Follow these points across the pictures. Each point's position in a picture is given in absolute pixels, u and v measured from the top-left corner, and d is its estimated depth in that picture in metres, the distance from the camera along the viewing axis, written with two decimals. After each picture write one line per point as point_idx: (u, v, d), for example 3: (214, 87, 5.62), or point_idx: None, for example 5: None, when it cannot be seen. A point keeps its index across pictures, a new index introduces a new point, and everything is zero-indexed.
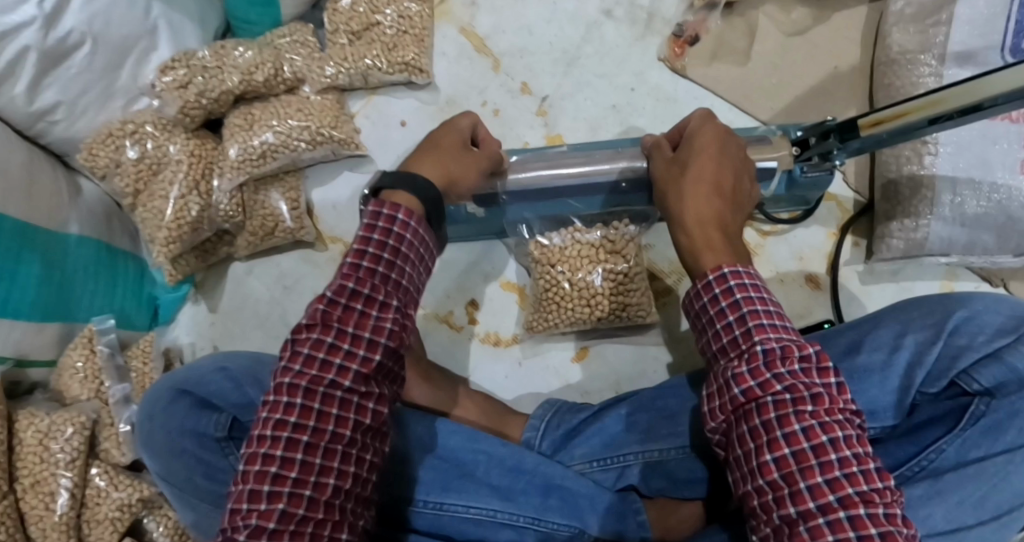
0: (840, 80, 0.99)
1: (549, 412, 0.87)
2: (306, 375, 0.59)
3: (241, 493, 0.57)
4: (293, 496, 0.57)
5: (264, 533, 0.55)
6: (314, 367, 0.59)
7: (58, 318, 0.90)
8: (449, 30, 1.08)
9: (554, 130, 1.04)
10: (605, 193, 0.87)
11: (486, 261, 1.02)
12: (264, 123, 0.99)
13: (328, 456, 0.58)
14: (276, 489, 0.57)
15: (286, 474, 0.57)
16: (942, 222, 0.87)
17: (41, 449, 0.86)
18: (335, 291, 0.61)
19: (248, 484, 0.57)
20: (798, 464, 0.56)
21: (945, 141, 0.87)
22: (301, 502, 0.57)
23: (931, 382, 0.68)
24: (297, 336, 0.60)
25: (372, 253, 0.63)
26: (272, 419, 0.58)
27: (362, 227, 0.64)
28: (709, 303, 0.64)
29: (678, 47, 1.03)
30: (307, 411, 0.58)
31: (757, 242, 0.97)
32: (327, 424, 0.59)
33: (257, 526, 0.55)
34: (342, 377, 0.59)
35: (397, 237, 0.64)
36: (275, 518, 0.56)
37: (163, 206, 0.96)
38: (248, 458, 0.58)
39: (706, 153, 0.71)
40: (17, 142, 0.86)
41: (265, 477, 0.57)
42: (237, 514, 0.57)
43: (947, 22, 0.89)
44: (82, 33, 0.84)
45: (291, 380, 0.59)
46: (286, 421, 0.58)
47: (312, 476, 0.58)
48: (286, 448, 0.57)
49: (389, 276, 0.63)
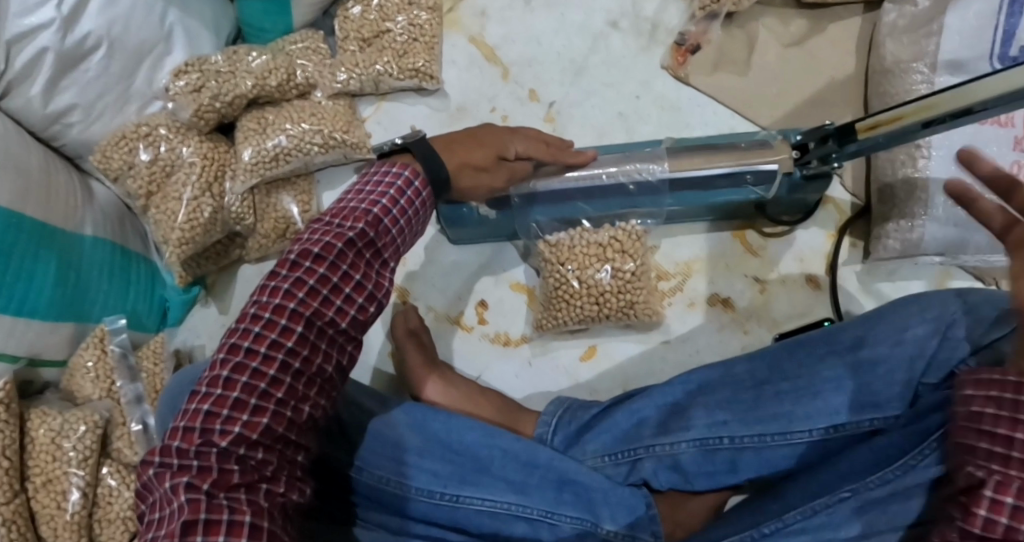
0: (837, 88, 1.03)
1: (561, 408, 0.89)
2: (311, 305, 0.62)
3: (225, 400, 0.59)
4: (275, 415, 0.61)
5: (244, 443, 0.60)
6: (316, 299, 0.63)
7: (73, 318, 0.90)
8: (458, 40, 1.11)
9: (563, 135, 1.07)
10: (616, 196, 0.92)
11: (495, 263, 1.04)
12: (278, 126, 1.01)
13: (310, 385, 0.64)
14: (262, 405, 0.60)
15: (274, 393, 0.61)
16: (936, 223, 0.90)
17: (53, 447, 0.86)
18: (356, 235, 0.65)
19: (233, 392, 0.60)
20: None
21: (937, 145, 0.91)
22: (280, 422, 0.62)
23: (934, 371, 0.72)
24: (304, 264, 0.63)
25: (394, 214, 0.68)
26: (267, 337, 0.61)
27: (394, 185, 0.69)
28: None
29: (681, 56, 1.06)
30: (305, 338, 0.62)
31: (759, 244, 1.01)
32: (318, 355, 0.64)
33: (241, 435, 0.59)
34: (341, 317, 0.65)
35: (415, 208, 0.71)
36: (259, 430, 0.60)
37: (176, 208, 0.96)
38: (234, 367, 0.60)
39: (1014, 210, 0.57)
40: (32, 144, 0.87)
41: (255, 391, 0.60)
42: (215, 417, 0.59)
43: (938, 32, 0.93)
44: (100, 36, 0.86)
45: (295, 306, 0.62)
46: (283, 343, 0.61)
47: (294, 401, 0.62)
48: (278, 369, 0.61)
49: (397, 239, 0.69)
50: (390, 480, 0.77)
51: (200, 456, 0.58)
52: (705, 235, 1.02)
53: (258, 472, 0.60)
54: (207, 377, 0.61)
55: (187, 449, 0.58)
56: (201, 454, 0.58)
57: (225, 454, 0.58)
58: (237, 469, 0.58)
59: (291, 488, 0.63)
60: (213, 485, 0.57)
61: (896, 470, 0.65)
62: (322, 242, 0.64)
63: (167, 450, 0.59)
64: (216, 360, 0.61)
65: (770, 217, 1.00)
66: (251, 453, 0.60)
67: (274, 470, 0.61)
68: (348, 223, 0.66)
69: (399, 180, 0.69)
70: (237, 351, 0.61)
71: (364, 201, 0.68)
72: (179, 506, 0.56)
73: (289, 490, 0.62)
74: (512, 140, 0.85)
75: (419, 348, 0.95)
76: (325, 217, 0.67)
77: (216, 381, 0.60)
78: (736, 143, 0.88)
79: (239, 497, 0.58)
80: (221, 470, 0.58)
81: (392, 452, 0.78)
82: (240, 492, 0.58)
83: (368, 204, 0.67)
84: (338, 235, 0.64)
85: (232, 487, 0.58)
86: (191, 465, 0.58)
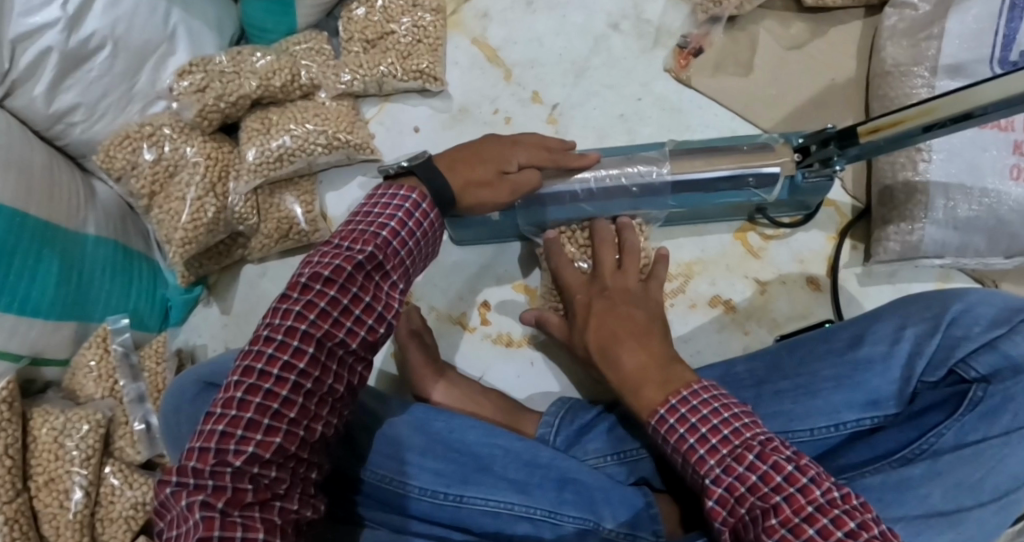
0: (837, 92, 1.04)
1: (562, 409, 0.90)
2: (322, 327, 0.64)
3: (239, 421, 0.62)
4: (288, 434, 0.63)
5: (257, 462, 0.61)
6: (327, 321, 0.65)
7: (76, 317, 0.90)
8: (461, 41, 1.12)
9: (565, 137, 1.07)
10: (620, 199, 0.93)
11: (498, 265, 1.04)
12: (282, 126, 1.01)
13: (322, 405, 0.65)
14: (274, 424, 0.62)
15: (286, 413, 0.63)
16: (935, 226, 0.91)
17: (55, 446, 0.86)
18: (365, 258, 0.67)
19: (246, 412, 0.62)
20: (793, 509, 0.60)
21: (937, 148, 0.91)
22: (293, 441, 0.63)
23: (932, 371, 0.72)
24: (315, 286, 0.65)
25: (402, 237, 0.70)
26: (279, 359, 0.63)
27: (401, 208, 0.71)
28: (666, 414, 0.68)
29: (682, 59, 1.07)
30: (316, 360, 0.64)
31: (760, 245, 1.02)
32: (328, 376, 0.66)
33: (254, 454, 0.61)
34: (352, 338, 0.67)
35: (423, 230, 0.72)
36: (272, 449, 0.62)
37: (180, 208, 0.97)
38: (247, 389, 0.63)
39: (618, 274, 0.90)
40: (36, 143, 0.87)
41: (267, 411, 0.62)
42: (230, 438, 0.61)
43: (938, 36, 0.94)
44: (104, 36, 0.86)
45: (306, 328, 0.64)
46: (295, 364, 0.64)
47: (307, 420, 0.64)
48: (290, 390, 0.63)
49: (405, 261, 0.71)
50: (392, 479, 0.78)
51: (215, 475, 0.60)
52: (706, 236, 1.03)
53: (271, 491, 0.62)
54: (221, 399, 0.63)
55: (203, 468, 0.60)
56: (216, 473, 0.60)
57: (239, 473, 0.60)
58: (250, 487, 0.60)
59: (304, 504, 0.64)
60: (227, 503, 0.59)
61: (894, 462, 0.68)
62: (332, 266, 0.66)
63: (183, 470, 0.61)
64: (230, 383, 0.63)
65: (771, 219, 1.01)
66: (264, 471, 0.62)
67: (287, 487, 0.63)
68: (357, 247, 0.68)
69: (407, 202, 0.71)
70: (250, 374, 0.63)
71: (372, 224, 0.70)
72: (195, 523, 0.58)
73: (302, 506, 0.64)
74: (514, 152, 0.85)
75: (421, 348, 0.95)
76: (333, 240, 0.69)
77: (230, 403, 0.62)
78: (737, 145, 0.89)
79: (253, 515, 0.59)
80: (235, 489, 0.60)
81: (395, 453, 0.79)
82: (255, 510, 0.60)
83: (376, 227, 0.70)
84: (347, 258, 0.67)
85: (246, 505, 0.60)
86: (207, 484, 0.60)
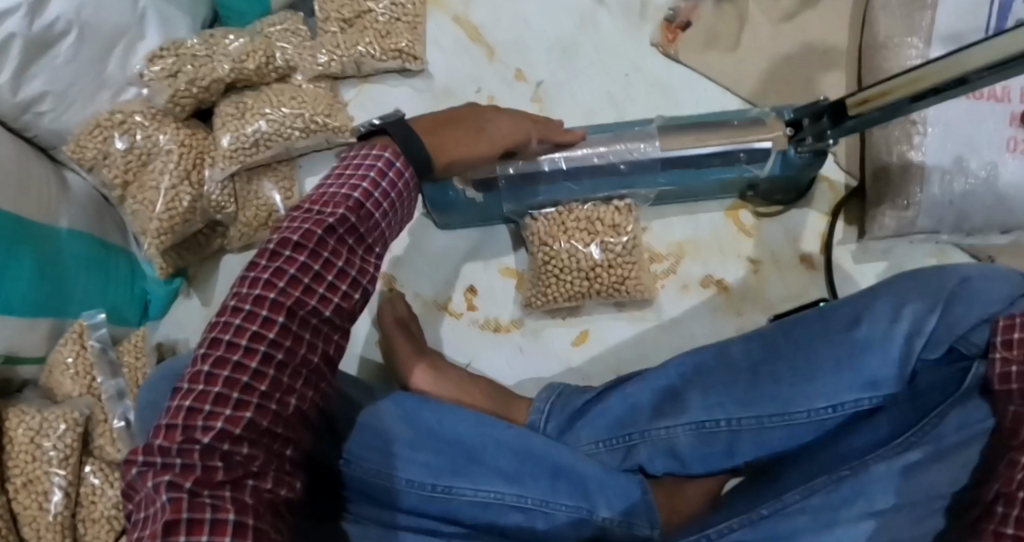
0: (829, 66, 1.01)
1: (553, 395, 0.87)
2: (292, 295, 0.62)
3: (206, 395, 0.58)
4: (258, 409, 0.60)
5: (227, 439, 0.58)
6: (298, 289, 0.62)
7: (50, 312, 0.87)
8: (442, 20, 1.08)
9: (551, 116, 1.05)
10: (605, 177, 0.91)
11: (485, 248, 1.02)
12: (257, 111, 0.98)
13: (295, 377, 0.62)
14: (245, 399, 0.59)
15: (257, 385, 0.60)
16: (932, 201, 0.89)
17: (32, 446, 0.84)
18: (336, 221, 0.64)
19: (216, 387, 0.59)
20: None
21: (934, 121, 0.89)
22: (265, 416, 0.60)
23: (931, 349, 0.70)
24: (284, 252, 0.62)
25: (374, 199, 0.67)
26: (249, 329, 0.60)
27: (373, 167, 0.68)
28: None
29: (670, 33, 1.05)
30: (286, 329, 0.61)
31: (752, 224, 1.00)
32: (302, 346, 0.63)
33: (223, 430, 0.58)
34: (324, 305, 0.64)
35: (398, 191, 0.69)
36: (243, 423, 0.58)
37: (154, 197, 0.94)
38: (215, 362, 0.59)
39: None
40: (5, 137, 0.81)
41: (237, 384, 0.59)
42: (198, 413, 0.58)
43: (933, 6, 0.91)
44: (69, 21, 0.79)
45: (275, 297, 0.61)
46: (265, 334, 0.60)
47: (279, 393, 0.61)
48: (261, 362, 0.60)
49: (380, 223, 0.68)
50: (379, 472, 0.75)
51: (182, 453, 0.56)
52: (697, 215, 1.00)
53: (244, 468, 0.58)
54: (188, 374, 0.60)
55: (169, 447, 0.56)
56: (184, 451, 0.56)
57: (209, 450, 0.57)
58: (222, 465, 0.56)
59: (280, 482, 0.61)
60: (196, 482, 0.55)
61: None
62: (302, 230, 0.63)
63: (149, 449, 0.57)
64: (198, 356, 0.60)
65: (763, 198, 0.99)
66: (236, 448, 0.58)
67: (261, 465, 0.59)
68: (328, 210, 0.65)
69: (380, 161, 0.68)
70: (218, 346, 0.60)
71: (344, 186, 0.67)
72: (162, 505, 0.54)
73: (277, 485, 0.60)
74: (499, 118, 0.82)
75: (409, 338, 0.93)
76: (304, 205, 0.66)
77: (198, 377, 0.59)
78: (728, 120, 0.86)
79: (224, 495, 0.55)
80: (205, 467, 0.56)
81: (379, 445, 0.76)
82: (225, 489, 0.56)
83: (348, 189, 0.66)
84: (317, 222, 0.64)
85: (217, 484, 0.55)
86: (174, 462, 0.56)
